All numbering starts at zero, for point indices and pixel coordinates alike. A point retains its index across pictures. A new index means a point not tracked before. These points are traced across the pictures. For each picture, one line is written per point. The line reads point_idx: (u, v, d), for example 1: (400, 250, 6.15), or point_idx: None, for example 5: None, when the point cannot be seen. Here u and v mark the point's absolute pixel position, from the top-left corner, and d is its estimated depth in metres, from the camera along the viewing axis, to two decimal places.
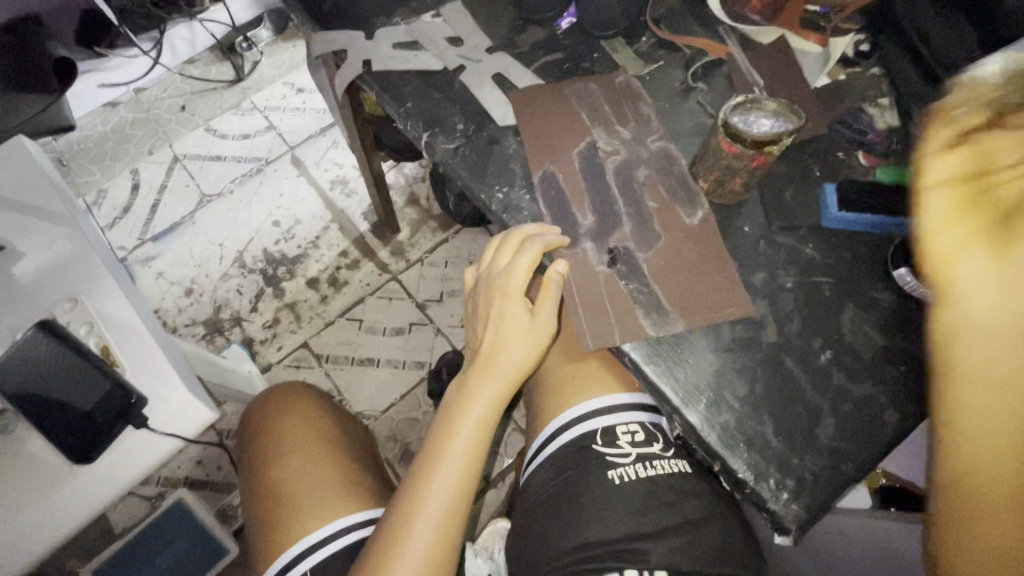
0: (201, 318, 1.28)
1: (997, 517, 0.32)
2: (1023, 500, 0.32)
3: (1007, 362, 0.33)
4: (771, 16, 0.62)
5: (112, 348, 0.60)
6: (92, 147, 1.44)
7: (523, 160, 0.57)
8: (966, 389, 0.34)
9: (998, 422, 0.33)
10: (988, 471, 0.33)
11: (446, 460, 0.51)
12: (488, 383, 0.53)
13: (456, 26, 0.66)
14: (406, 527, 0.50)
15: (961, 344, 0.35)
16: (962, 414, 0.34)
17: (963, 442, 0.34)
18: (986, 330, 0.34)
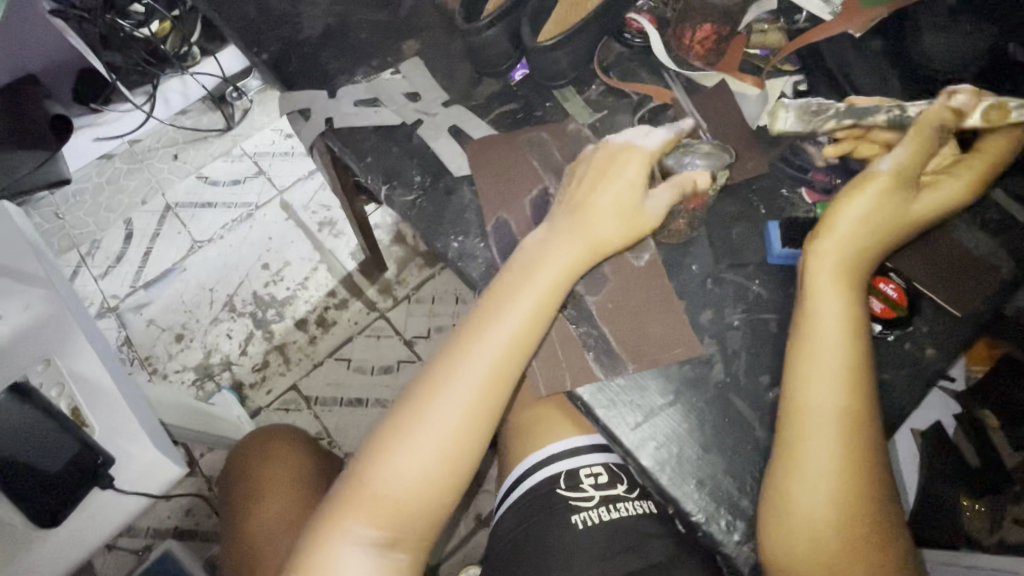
0: (192, 364, 1.29)
1: (806, 502, 0.41)
2: (821, 489, 0.42)
3: (836, 375, 0.44)
4: (713, 61, 0.65)
5: (83, 409, 0.61)
6: (87, 199, 1.48)
7: (477, 209, 0.60)
8: (810, 399, 0.44)
9: (824, 427, 0.43)
10: (808, 462, 0.42)
11: (469, 366, 0.49)
12: (524, 290, 0.49)
13: (415, 82, 0.69)
14: (419, 427, 0.48)
15: (816, 358, 0.44)
16: (805, 419, 0.43)
17: (799, 442, 0.43)
18: (829, 348, 0.44)
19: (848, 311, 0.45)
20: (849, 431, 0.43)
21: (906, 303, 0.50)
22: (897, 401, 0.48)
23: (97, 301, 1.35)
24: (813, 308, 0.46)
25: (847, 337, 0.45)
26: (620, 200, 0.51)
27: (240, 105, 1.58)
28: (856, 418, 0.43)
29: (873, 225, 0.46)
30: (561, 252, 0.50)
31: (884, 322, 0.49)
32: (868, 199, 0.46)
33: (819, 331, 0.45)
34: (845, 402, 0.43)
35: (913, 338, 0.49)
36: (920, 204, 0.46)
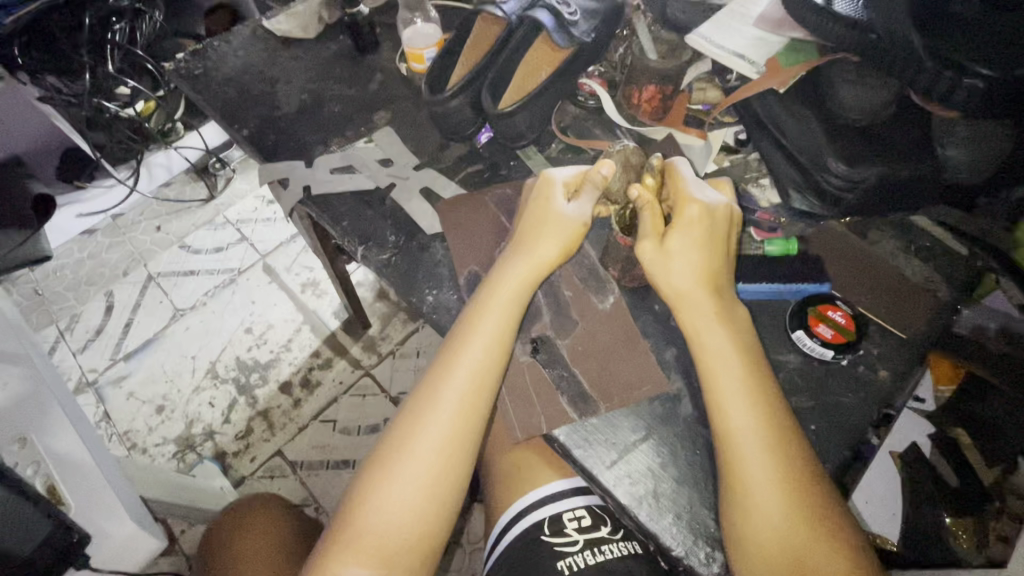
0: (173, 436, 1.26)
1: (763, 537, 0.42)
2: (770, 508, 0.42)
3: (746, 402, 0.46)
4: (661, 116, 0.71)
5: (58, 486, 0.60)
6: (67, 274, 1.49)
7: (450, 264, 0.63)
8: (729, 431, 0.45)
9: (752, 453, 0.44)
10: (750, 485, 0.43)
11: (443, 395, 0.50)
12: (487, 318, 0.52)
13: (387, 149, 0.74)
14: (401, 460, 0.49)
15: (723, 392, 0.46)
16: (732, 448, 0.44)
17: (737, 477, 0.44)
18: (732, 380, 0.46)
19: (733, 334, 0.48)
20: (777, 452, 0.44)
21: (855, 327, 0.53)
22: (857, 423, 0.50)
23: (74, 376, 1.33)
24: (705, 352, 0.48)
25: (744, 358, 0.47)
26: (556, 219, 0.55)
27: (223, 174, 1.63)
28: (777, 437, 0.45)
29: (687, 287, 0.49)
30: (518, 278, 0.54)
31: (836, 348, 0.52)
32: (665, 269, 0.50)
33: (716, 361, 0.47)
34: (760, 425, 0.45)
35: (866, 361, 0.52)
36: (678, 252, 0.50)
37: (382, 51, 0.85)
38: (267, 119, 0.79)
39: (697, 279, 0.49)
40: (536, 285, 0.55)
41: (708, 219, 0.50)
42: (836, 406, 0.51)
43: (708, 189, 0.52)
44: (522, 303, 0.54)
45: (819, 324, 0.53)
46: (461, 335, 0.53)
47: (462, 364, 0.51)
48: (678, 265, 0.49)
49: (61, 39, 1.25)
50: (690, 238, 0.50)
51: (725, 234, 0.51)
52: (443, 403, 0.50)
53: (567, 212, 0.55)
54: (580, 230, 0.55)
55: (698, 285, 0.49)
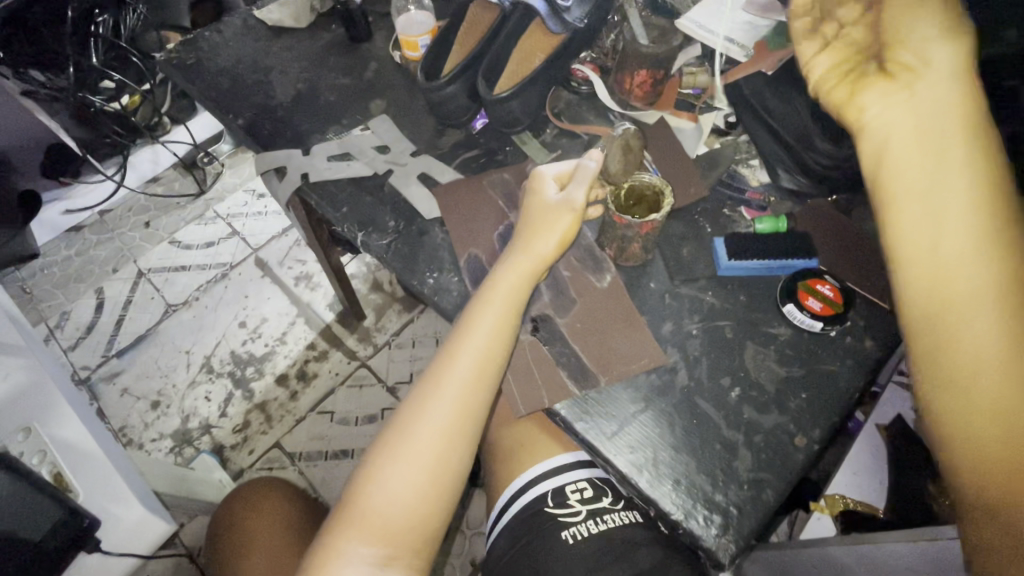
0: (169, 431, 1.26)
1: (958, 331, 0.38)
2: (985, 347, 0.36)
3: (966, 185, 0.39)
4: (653, 101, 0.72)
5: (64, 474, 0.61)
6: (55, 271, 1.47)
7: (450, 247, 0.64)
8: (933, 269, 0.39)
9: (967, 289, 0.38)
10: (961, 329, 0.37)
11: (446, 381, 0.52)
12: (489, 308, 0.53)
13: (383, 136, 0.75)
14: (406, 442, 0.51)
15: (929, 178, 0.40)
16: (941, 286, 0.39)
17: (951, 332, 0.38)
18: (953, 166, 0.39)
19: (967, 165, 0.39)
20: (992, 236, 0.38)
21: (843, 300, 0.55)
22: (845, 391, 0.52)
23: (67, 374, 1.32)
24: (906, 203, 0.41)
25: (978, 183, 0.39)
26: (551, 208, 0.56)
27: (211, 169, 1.63)
28: (1000, 228, 0.38)
29: (915, 96, 0.42)
30: (516, 269, 0.55)
31: (826, 320, 0.54)
32: (879, 100, 0.44)
33: (917, 188, 0.41)
34: (976, 224, 0.38)
35: (852, 332, 0.55)
36: (918, 36, 0.43)
37: (375, 40, 0.85)
38: (262, 107, 0.79)
39: (914, 78, 0.43)
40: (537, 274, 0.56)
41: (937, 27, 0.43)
42: (826, 375, 0.53)
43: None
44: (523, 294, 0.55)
45: (809, 298, 0.55)
46: (466, 321, 0.54)
47: (465, 349, 0.52)
48: (917, 108, 0.42)
49: (43, 32, 1.22)
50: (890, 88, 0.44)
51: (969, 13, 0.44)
52: (447, 387, 0.52)
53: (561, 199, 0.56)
54: (573, 219, 0.56)
55: (896, 115, 0.43)
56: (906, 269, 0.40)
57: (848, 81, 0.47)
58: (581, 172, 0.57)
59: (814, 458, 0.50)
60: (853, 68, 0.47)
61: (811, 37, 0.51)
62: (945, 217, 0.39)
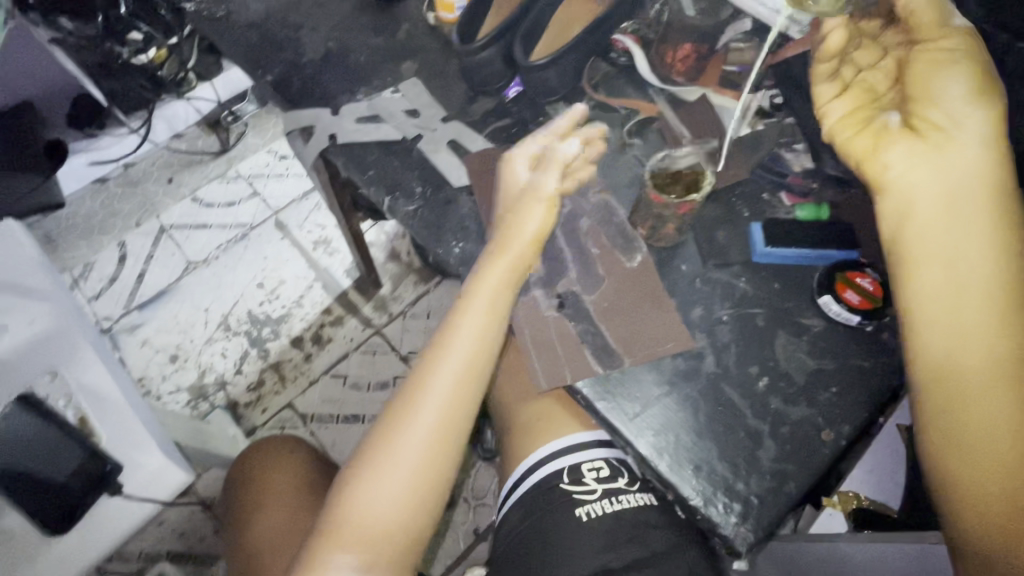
0: (186, 385, 1.28)
1: (967, 389, 0.44)
2: (989, 411, 0.43)
3: (982, 258, 0.45)
4: (695, 77, 0.70)
5: (89, 419, 0.63)
6: (78, 222, 1.49)
7: (477, 216, 0.63)
8: (950, 332, 0.45)
9: (979, 357, 0.44)
10: (972, 396, 0.44)
11: (424, 398, 0.54)
12: (474, 309, 0.55)
13: (414, 100, 0.73)
14: (387, 458, 0.53)
15: (953, 248, 0.46)
16: (953, 352, 0.45)
17: (960, 394, 0.44)
18: (973, 250, 0.45)
19: (988, 243, 0.45)
20: (1000, 318, 0.44)
21: (884, 294, 0.52)
22: (877, 388, 0.50)
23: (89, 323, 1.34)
24: (932, 270, 0.46)
25: (993, 262, 0.45)
26: (520, 197, 0.57)
27: (235, 128, 1.62)
28: (1007, 305, 0.44)
29: (948, 161, 0.46)
30: (498, 265, 0.55)
31: (864, 313, 0.52)
32: (907, 159, 0.48)
33: (939, 254, 0.46)
34: (986, 298, 0.44)
35: (891, 327, 0.52)
36: (946, 109, 0.47)
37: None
38: (292, 65, 0.78)
39: (944, 140, 0.47)
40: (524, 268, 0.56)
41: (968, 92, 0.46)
42: (859, 370, 0.51)
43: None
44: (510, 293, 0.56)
45: (846, 290, 0.53)
46: (441, 341, 0.56)
47: (442, 367, 0.54)
48: (946, 177, 0.46)
49: None
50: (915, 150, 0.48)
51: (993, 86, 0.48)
52: (427, 405, 0.54)
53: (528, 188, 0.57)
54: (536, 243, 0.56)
55: (926, 173, 0.47)
56: (925, 330, 0.46)
57: (873, 137, 0.51)
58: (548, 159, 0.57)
59: (840, 453, 0.48)
60: (879, 121, 0.51)
61: (831, 84, 0.56)
62: (965, 289, 0.45)
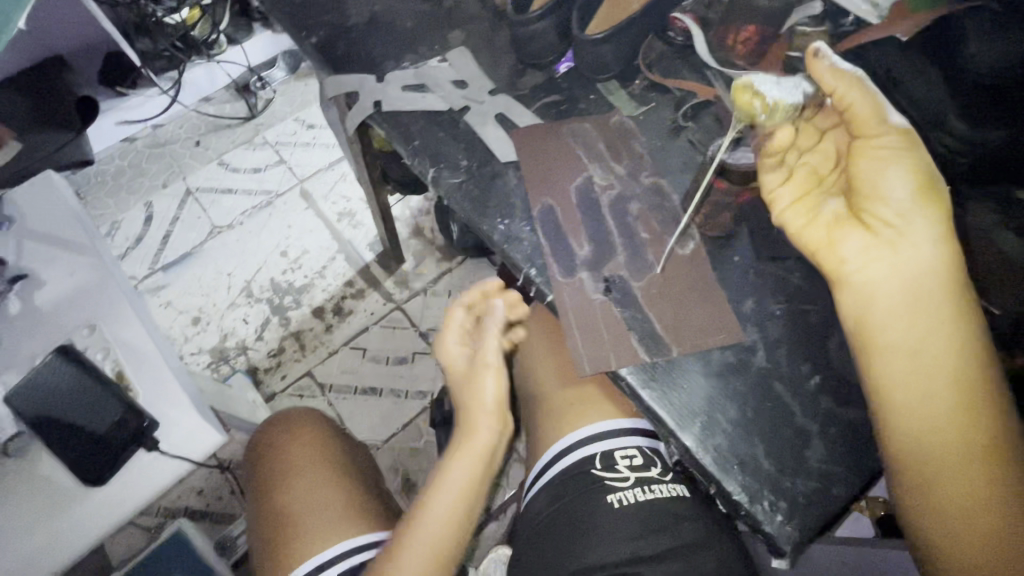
0: (207, 347, 1.29)
1: (941, 485, 0.42)
2: (955, 499, 0.41)
3: (941, 353, 0.42)
4: (756, 62, 0.67)
5: (128, 374, 0.63)
6: (107, 180, 1.49)
7: (524, 193, 0.61)
8: (912, 426, 0.42)
9: (944, 445, 0.42)
10: (939, 483, 0.42)
11: (446, 480, 0.55)
12: (455, 469, 0.55)
13: (461, 71, 0.71)
14: (410, 540, 0.53)
15: (915, 343, 0.42)
16: (915, 444, 0.42)
17: (927, 480, 0.42)
18: (934, 334, 0.42)
19: (947, 325, 0.42)
20: (962, 403, 0.41)
21: None
22: None
23: None
24: (896, 359, 0.43)
25: (953, 343, 0.42)
26: (471, 370, 0.59)
27: (264, 94, 1.62)
28: (966, 388, 0.41)
29: (905, 261, 0.42)
30: (472, 428, 0.57)
31: None
32: (863, 256, 0.44)
33: (900, 345, 0.43)
34: (949, 392, 0.42)
35: None
36: (892, 193, 0.43)
37: None
38: (336, 28, 0.76)
39: (897, 237, 0.43)
40: (493, 423, 0.57)
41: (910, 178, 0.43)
42: None
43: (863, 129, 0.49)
44: (484, 459, 0.56)
45: None
46: (463, 427, 0.58)
47: (466, 450, 0.56)
48: (905, 263, 0.42)
49: None
50: (868, 236, 0.44)
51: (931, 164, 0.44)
52: (447, 486, 0.55)
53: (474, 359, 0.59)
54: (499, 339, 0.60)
55: (883, 259, 0.43)
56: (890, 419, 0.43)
57: (824, 221, 0.47)
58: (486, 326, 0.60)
59: None
60: (829, 210, 0.47)
61: (774, 165, 0.50)
62: (925, 379, 0.42)
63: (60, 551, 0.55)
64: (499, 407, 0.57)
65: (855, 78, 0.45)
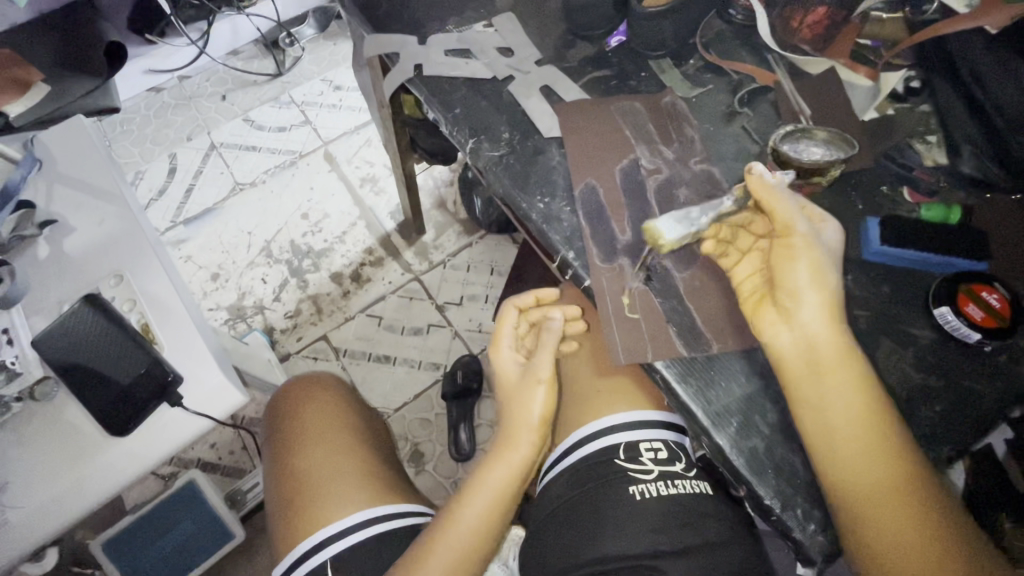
0: (225, 304, 1.29)
1: (889, 552, 0.41)
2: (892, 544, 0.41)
3: (851, 419, 0.43)
4: (822, 47, 0.62)
5: (152, 325, 0.62)
6: (133, 129, 1.48)
7: (566, 171, 0.59)
8: (840, 475, 0.42)
9: (871, 490, 0.42)
10: (879, 530, 0.41)
11: (484, 481, 0.55)
12: (492, 475, 0.55)
13: (508, 37, 0.68)
14: (439, 538, 0.53)
15: (829, 413, 0.44)
16: (848, 493, 0.42)
17: (869, 529, 0.41)
18: (840, 387, 0.44)
19: (851, 377, 0.44)
20: (878, 447, 0.42)
21: (1010, 314, 0.48)
22: (988, 413, 0.46)
23: None
24: (814, 414, 0.44)
25: (859, 392, 0.44)
26: (521, 382, 0.57)
27: (292, 52, 1.59)
28: (879, 434, 0.43)
29: (803, 332, 0.45)
30: (514, 440, 0.56)
31: (985, 332, 0.47)
32: (772, 328, 0.46)
33: (818, 400, 0.44)
34: (861, 437, 0.43)
35: (1010, 351, 0.48)
36: (794, 274, 0.46)
37: None
38: None
39: (796, 313, 0.45)
40: (534, 438, 0.56)
41: (807, 265, 0.45)
42: (967, 392, 0.47)
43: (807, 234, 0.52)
44: (520, 472, 0.56)
45: (969, 304, 0.48)
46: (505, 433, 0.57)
47: (507, 457, 0.55)
48: (804, 329, 0.45)
49: None
50: (778, 312, 0.46)
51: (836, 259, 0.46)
52: (485, 486, 0.55)
53: (528, 372, 0.58)
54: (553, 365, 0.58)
55: (788, 324, 0.46)
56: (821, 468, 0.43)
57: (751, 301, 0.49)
58: (544, 338, 0.58)
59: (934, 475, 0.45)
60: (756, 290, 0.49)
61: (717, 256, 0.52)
62: (840, 428, 0.43)
63: (85, 496, 0.56)
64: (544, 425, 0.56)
65: (772, 188, 0.48)
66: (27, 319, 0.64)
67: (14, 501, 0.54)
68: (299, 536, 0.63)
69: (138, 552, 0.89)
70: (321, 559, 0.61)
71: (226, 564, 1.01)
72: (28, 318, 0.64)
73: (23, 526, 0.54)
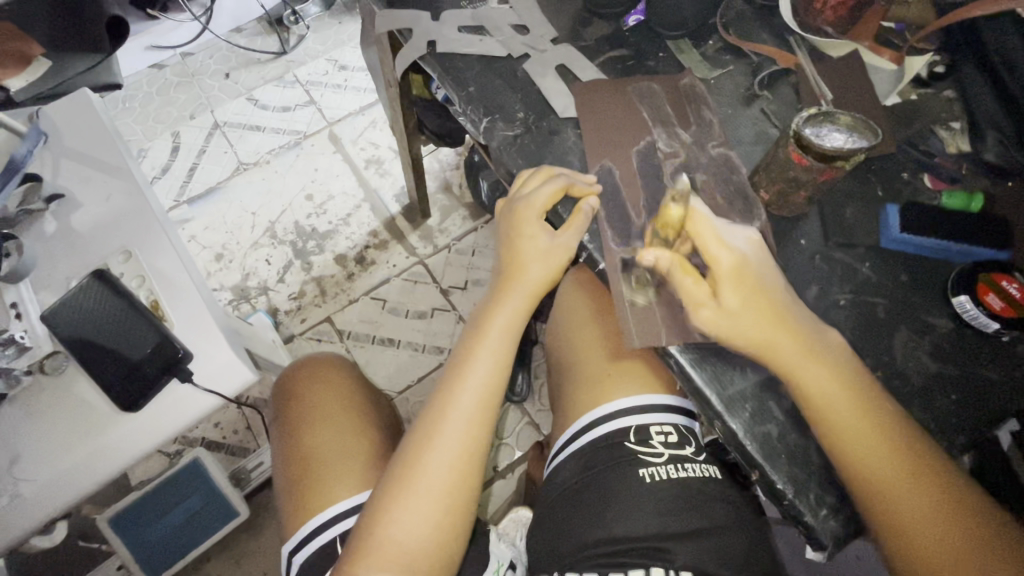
0: (229, 285, 1.28)
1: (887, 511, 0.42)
2: (890, 503, 0.42)
3: (834, 390, 0.44)
4: (845, 30, 0.61)
5: (161, 303, 0.62)
6: (136, 107, 1.47)
7: (581, 152, 0.58)
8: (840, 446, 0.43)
9: (863, 454, 0.42)
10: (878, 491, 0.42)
11: (474, 364, 0.55)
12: (481, 357, 0.55)
13: (524, 15, 0.66)
14: (441, 425, 0.54)
15: (814, 392, 0.44)
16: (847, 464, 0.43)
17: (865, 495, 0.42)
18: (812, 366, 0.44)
19: (819, 352, 0.45)
20: (860, 412, 0.43)
21: None
22: (1005, 403, 0.46)
23: None
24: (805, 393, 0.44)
25: (832, 364, 0.45)
26: (545, 256, 0.54)
27: (296, 30, 1.58)
28: (861, 403, 0.44)
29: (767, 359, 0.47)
30: (510, 313, 0.55)
31: (1004, 322, 0.47)
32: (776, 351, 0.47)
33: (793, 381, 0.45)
34: (845, 401, 0.44)
35: None
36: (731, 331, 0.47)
37: None
38: None
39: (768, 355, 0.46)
40: (531, 310, 0.56)
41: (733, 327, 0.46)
42: (983, 382, 0.47)
43: (737, 232, 0.50)
44: (511, 345, 0.56)
45: (989, 293, 0.48)
46: (496, 310, 0.56)
47: (493, 333, 0.55)
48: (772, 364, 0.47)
49: None
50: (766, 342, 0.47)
51: (721, 322, 0.45)
52: (478, 368, 0.55)
53: (553, 247, 0.54)
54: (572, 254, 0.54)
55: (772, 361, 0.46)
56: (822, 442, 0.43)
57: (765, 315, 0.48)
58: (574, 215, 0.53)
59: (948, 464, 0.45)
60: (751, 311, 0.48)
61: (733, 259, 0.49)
62: (824, 400, 0.44)
63: (96, 470, 0.56)
64: (538, 295, 0.55)
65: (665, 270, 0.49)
66: (35, 294, 0.63)
67: (25, 473, 0.55)
68: (308, 513, 0.64)
69: (146, 527, 0.90)
70: (329, 536, 0.61)
71: (230, 541, 1.02)
72: (36, 293, 0.63)
73: (35, 498, 0.54)
